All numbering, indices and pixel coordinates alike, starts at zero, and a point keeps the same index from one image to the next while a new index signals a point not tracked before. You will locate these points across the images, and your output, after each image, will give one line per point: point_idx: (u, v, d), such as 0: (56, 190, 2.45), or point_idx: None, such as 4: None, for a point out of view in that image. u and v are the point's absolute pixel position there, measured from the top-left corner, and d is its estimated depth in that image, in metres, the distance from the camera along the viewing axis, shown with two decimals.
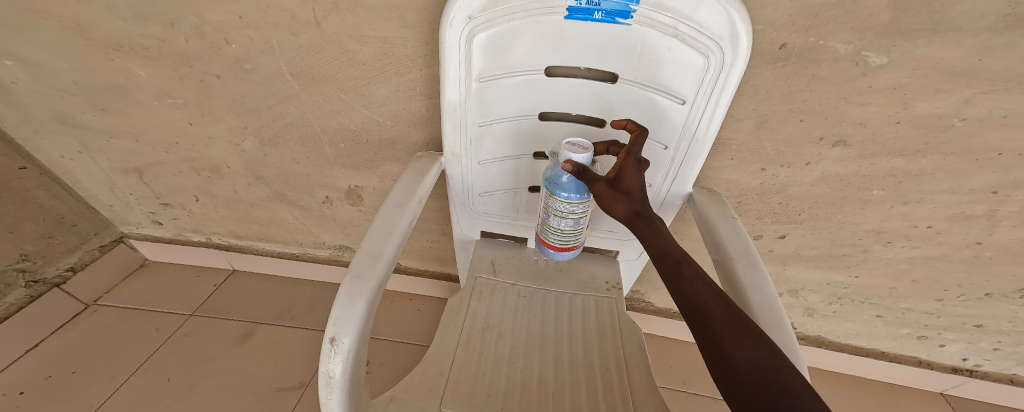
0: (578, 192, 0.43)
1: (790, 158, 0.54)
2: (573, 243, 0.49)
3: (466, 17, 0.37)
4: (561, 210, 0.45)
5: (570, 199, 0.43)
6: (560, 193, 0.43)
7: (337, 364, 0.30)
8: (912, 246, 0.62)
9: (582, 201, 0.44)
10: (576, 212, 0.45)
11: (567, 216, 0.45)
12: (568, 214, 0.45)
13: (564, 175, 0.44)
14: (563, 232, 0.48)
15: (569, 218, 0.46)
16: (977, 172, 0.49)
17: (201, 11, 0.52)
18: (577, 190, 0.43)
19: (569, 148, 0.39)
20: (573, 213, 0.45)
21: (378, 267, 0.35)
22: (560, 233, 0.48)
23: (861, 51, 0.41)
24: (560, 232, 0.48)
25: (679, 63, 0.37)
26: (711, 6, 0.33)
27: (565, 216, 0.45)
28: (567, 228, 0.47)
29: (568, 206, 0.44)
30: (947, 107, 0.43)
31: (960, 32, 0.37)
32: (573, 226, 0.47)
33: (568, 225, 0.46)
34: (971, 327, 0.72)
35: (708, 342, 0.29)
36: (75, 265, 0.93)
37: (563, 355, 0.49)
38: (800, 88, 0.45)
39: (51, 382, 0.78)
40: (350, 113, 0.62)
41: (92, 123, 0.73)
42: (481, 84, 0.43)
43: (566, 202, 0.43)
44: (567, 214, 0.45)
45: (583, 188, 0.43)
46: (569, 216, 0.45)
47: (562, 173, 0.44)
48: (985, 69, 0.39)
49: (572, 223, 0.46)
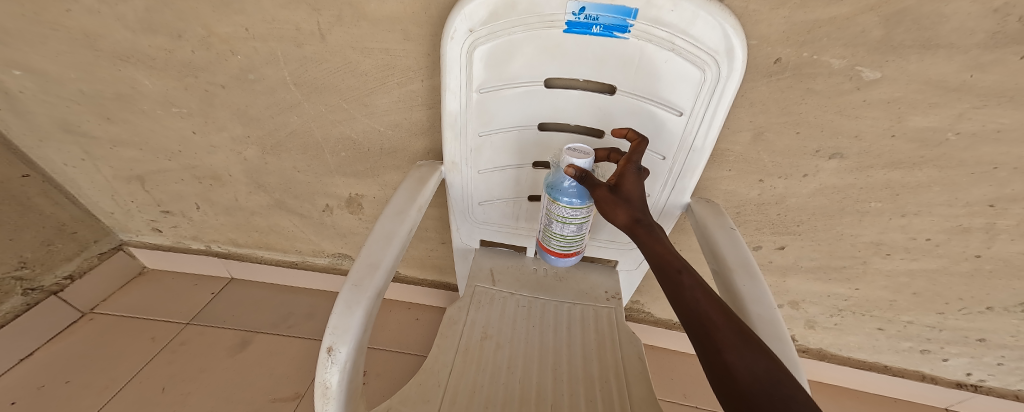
0: (581, 198, 0.43)
1: (788, 169, 0.55)
2: (574, 249, 0.49)
3: (467, 31, 0.38)
4: (564, 215, 0.45)
5: (572, 204, 0.43)
6: (562, 199, 0.43)
7: (334, 374, 0.29)
8: (912, 258, 0.62)
9: (584, 206, 0.43)
10: (578, 217, 0.45)
11: (569, 222, 0.45)
12: (570, 219, 0.45)
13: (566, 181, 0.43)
14: (553, 239, 0.49)
15: (572, 223, 0.46)
16: (974, 184, 0.49)
17: (209, 23, 0.53)
18: (580, 195, 0.43)
19: (570, 153, 0.39)
20: (576, 218, 0.45)
21: (377, 275, 0.35)
22: (561, 239, 0.48)
23: (855, 66, 0.41)
24: (562, 238, 0.47)
25: (677, 76, 0.38)
26: (706, 22, 0.34)
27: (567, 221, 0.45)
28: (570, 233, 0.47)
29: (570, 211, 0.44)
30: (941, 121, 0.44)
31: (951, 48, 0.38)
32: (576, 231, 0.47)
33: (570, 231, 0.47)
34: (974, 341, 0.71)
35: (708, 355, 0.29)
36: (73, 273, 0.92)
37: (562, 366, 0.49)
38: (795, 101, 0.46)
39: (43, 392, 0.77)
40: (351, 122, 0.63)
41: (97, 132, 0.74)
42: (480, 95, 0.44)
43: (568, 207, 0.43)
44: (569, 219, 0.45)
45: (584, 193, 0.43)
46: (572, 222, 0.45)
47: (563, 178, 0.43)
48: (977, 85, 0.40)
49: (567, 230, 0.46)
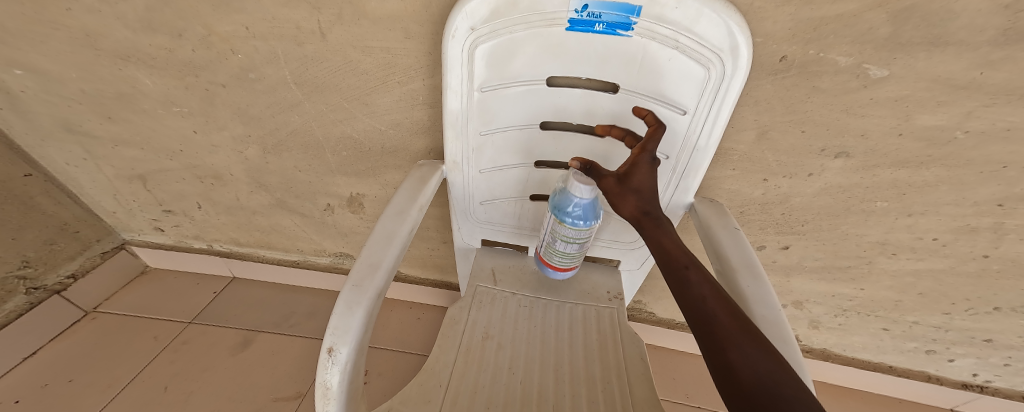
0: (587, 221, 0.43)
1: (792, 169, 0.54)
2: (573, 265, 0.50)
3: (468, 29, 0.38)
4: (567, 236, 0.45)
5: (577, 226, 0.43)
6: (569, 221, 0.43)
7: (334, 375, 0.29)
8: (918, 258, 0.61)
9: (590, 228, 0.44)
10: (581, 238, 0.45)
11: (572, 241, 0.46)
12: (573, 239, 0.45)
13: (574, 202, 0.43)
14: (554, 252, 0.49)
15: (574, 243, 0.46)
16: (981, 183, 0.49)
17: (210, 22, 0.53)
18: (586, 218, 0.43)
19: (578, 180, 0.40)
20: (578, 239, 0.45)
21: (377, 275, 0.35)
22: (563, 256, 0.48)
23: (862, 64, 0.41)
24: (563, 254, 0.48)
25: (680, 75, 0.38)
26: (710, 19, 0.33)
27: (570, 240, 0.46)
28: (571, 252, 0.47)
29: (575, 232, 0.44)
30: (949, 119, 0.43)
31: (961, 45, 0.37)
32: (577, 250, 0.47)
33: (572, 249, 0.47)
34: (980, 341, 0.71)
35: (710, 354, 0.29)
36: (76, 272, 0.93)
37: (565, 366, 0.48)
38: (801, 99, 0.46)
39: (46, 391, 0.78)
40: (352, 121, 0.62)
41: (98, 131, 0.74)
42: (482, 93, 0.43)
43: (573, 229, 0.44)
44: (572, 239, 0.45)
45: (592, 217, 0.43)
46: (574, 242, 0.46)
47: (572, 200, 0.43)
48: (986, 82, 0.39)
49: (569, 246, 0.47)
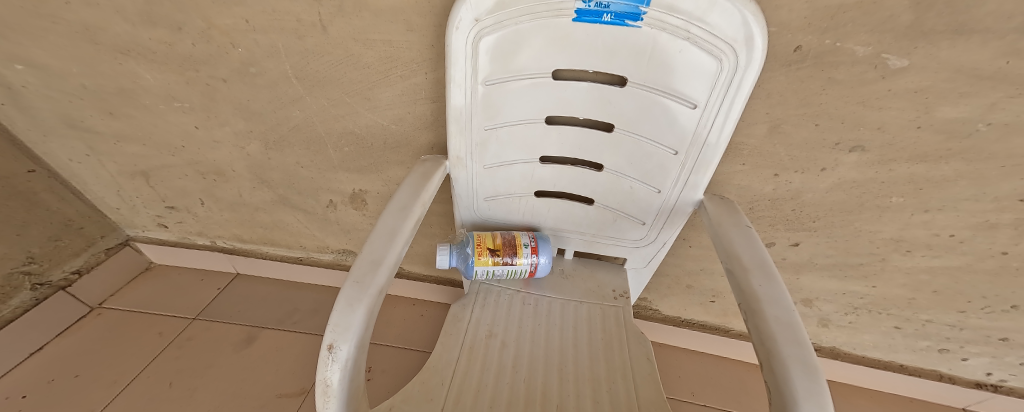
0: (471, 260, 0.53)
1: (805, 163, 0.53)
2: (526, 268, 0.55)
3: (472, 20, 0.36)
4: (491, 276, 0.54)
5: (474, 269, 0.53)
6: (469, 273, 0.54)
7: (335, 372, 0.29)
8: (934, 255, 0.59)
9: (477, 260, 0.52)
10: (487, 270, 0.54)
11: (497, 273, 0.54)
12: (494, 273, 0.54)
13: (462, 259, 0.55)
14: (514, 278, 0.57)
15: (499, 273, 0.54)
16: (1003, 178, 0.47)
17: (209, 16, 0.52)
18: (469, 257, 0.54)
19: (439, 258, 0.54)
20: (492, 271, 0.54)
21: (379, 273, 0.34)
22: (512, 275, 0.55)
23: (881, 54, 0.39)
24: (511, 274, 0.55)
25: (691, 68, 0.36)
26: (724, 9, 0.31)
27: (496, 274, 0.54)
28: (507, 272, 0.54)
29: (478, 272, 0.54)
30: (972, 111, 0.41)
31: (986, 33, 0.35)
32: (506, 269, 0.54)
33: (506, 272, 0.54)
34: (995, 340, 0.69)
35: (793, 391, 0.24)
36: (81, 268, 0.93)
37: (569, 366, 0.48)
38: (815, 91, 0.44)
39: (53, 386, 0.78)
40: (354, 117, 0.62)
41: (100, 127, 0.74)
42: (486, 87, 0.42)
43: (476, 272, 0.54)
44: (494, 273, 0.54)
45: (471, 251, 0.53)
46: (497, 272, 0.54)
47: (460, 261, 0.55)
48: (1013, 72, 0.37)
49: (507, 270, 0.54)
